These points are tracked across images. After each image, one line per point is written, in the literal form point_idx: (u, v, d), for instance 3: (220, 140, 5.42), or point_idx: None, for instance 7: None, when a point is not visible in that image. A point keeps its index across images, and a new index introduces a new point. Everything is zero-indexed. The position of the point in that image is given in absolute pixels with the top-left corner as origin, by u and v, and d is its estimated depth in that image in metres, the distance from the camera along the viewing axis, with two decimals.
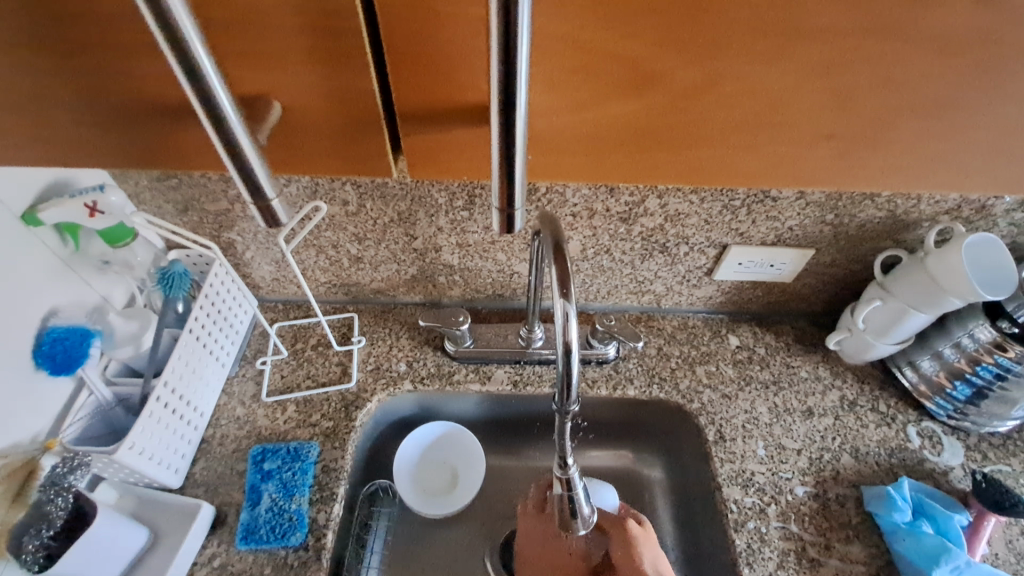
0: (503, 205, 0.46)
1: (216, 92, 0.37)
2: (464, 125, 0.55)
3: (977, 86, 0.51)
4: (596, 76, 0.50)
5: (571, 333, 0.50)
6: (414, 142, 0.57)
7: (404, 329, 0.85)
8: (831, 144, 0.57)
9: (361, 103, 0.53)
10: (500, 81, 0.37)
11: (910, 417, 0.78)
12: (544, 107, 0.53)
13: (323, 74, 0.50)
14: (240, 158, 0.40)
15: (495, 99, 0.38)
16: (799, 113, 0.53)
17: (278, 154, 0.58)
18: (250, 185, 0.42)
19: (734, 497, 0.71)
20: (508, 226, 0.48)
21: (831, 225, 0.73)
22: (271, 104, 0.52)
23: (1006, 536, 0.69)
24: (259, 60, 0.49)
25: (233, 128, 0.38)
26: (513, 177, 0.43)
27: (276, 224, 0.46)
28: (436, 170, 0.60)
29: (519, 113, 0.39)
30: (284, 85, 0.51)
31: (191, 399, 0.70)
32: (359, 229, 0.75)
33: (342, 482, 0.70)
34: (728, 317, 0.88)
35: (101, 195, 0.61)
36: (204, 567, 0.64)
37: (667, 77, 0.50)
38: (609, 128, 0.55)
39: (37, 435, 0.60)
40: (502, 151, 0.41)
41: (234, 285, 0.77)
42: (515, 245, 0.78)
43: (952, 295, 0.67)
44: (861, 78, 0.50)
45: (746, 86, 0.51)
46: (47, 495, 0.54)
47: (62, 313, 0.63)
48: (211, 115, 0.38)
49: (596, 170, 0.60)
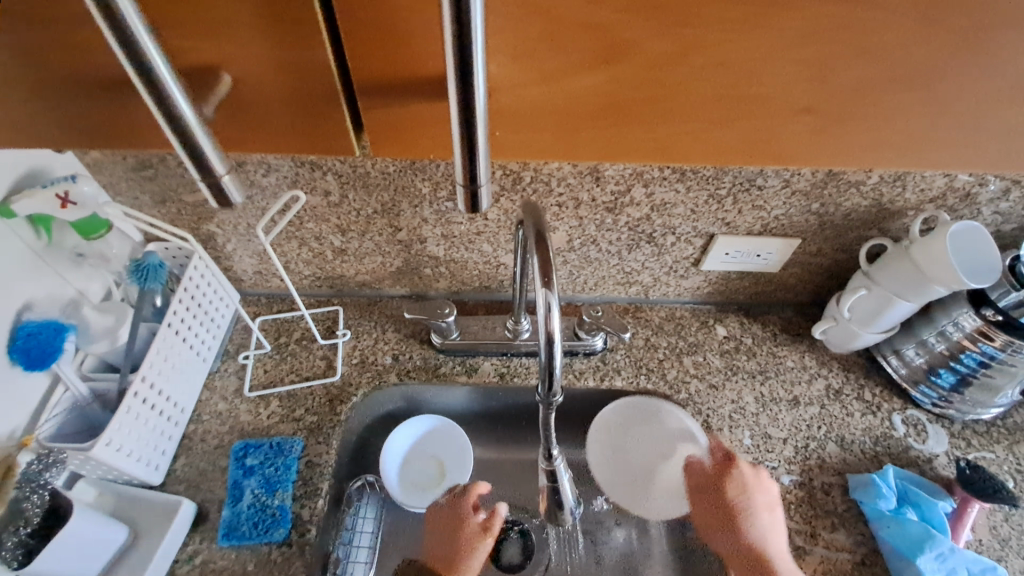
0: (467, 180, 0.44)
1: (149, 55, 0.35)
2: (427, 98, 0.54)
3: (961, 59, 0.50)
4: (574, 48, 0.50)
5: (553, 324, 0.49)
6: (388, 120, 0.56)
7: (389, 322, 0.84)
8: (810, 120, 0.57)
9: (316, 74, 0.51)
10: (452, 47, 0.36)
11: (895, 405, 0.79)
12: (526, 84, 0.53)
13: (272, 43, 0.49)
14: (183, 129, 0.38)
15: (450, 65, 0.37)
16: (782, 86, 0.53)
17: (231, 129, 0.57)
18: (196, 159, 0.40)
19: (720, 486, 0.71)
20: (473, 206, 0.46)
21: (817, 214, 0.73)
22: (224, 73, 0.50)
23: (989, 522, 0.69)
24: (206, 30, 0.48)
25: (172, 96, 0.37)
26: (472, 149, 0.42)
27: (229, 203, 0.44)
28: (400, 149, 0.59)
29: (476, 81, 0.38)
30: (244, 61, 0.50)
31: (170, 394, 0.69)
32: (342, 220, 0.74)
33: (326, 477, 0.70)
34: (715, 308, 0.88)
35: (72, 184, 0.60)
36: (186, 564, 0.63)
37: (644, 47, 0.50)
38: (582, 102, 0.55)
39: (14, 431, 0.59)
40: (461, 125, 0.40)
41: (214, 278, 0.76)
42: (501, 237, 0.77)
43: (936, 283, 0.67)
44: (845, 50, 0.50)
45: (730, 59, 0.51)
46: (24, 492, 0.53)
47: (36, 308, 0.62)
48: (148, 85, 0.36)
49: (574, 148, 0.60)
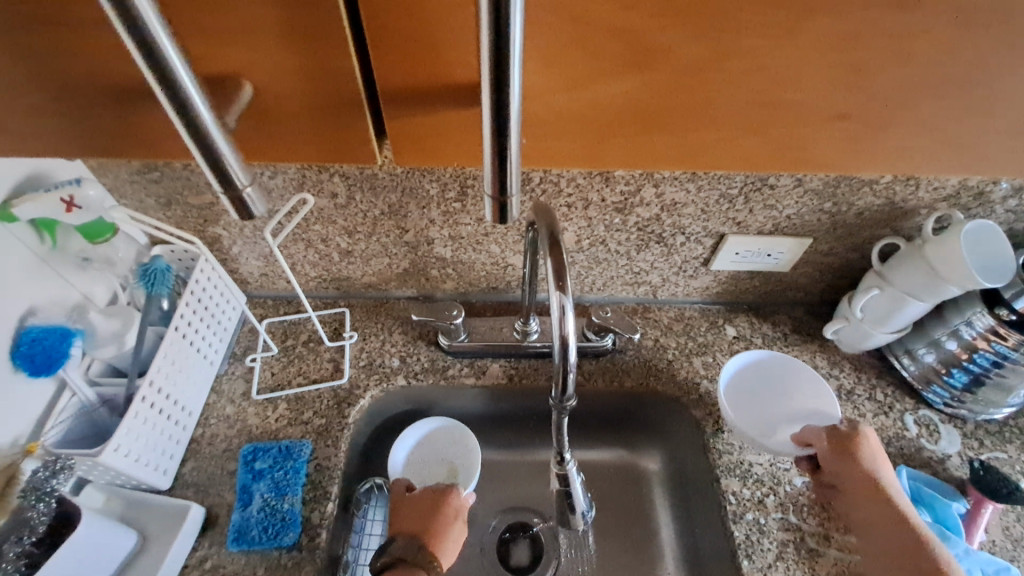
0: (495, 192, 0.44)
1: (176, 71, 0.34)
2: (453, 106, 0.53)
3: (988, 60, 0.49)
4: (608, 55, 0.49)
5: (567, 327, 0.49)
6: (397, 124, 0.55)
7: (396, 324, 0.84)
8: (850, 125, 0.56)
9: (341, 79, 0.51)
10: (489, 55, 0.35)
11: (907, 405, 0.78)
12: (536, 87, 0.52)
13: (297, 49, 0.48)
14: (207, 142, 0.38)
15: (484, 73, 0.36)
16: (803, 88, 0.52)
17: (256, 142, 0.56)
18: (219, 173, 0.40)
19: (732, 488, 0.70)
20: (502, 216, 0.46)
21: (829, 213, 0.72)
22: (244, 82, 0.50)
23: (1003, 523, 0.69)
24: (225, 37, 0.47)
25: (198, 110, 0.36)
26: (504, 161, 0.41)
27: (251, 215, 0.43)
28: (428, 156, 0.58)
29: (513, 95, 0.37)
30: (267, 68, 0.49)
31: (178, 398, 0.69)
32: (349, 222, 0.74)
33: (335, 481, 0.69)
34: (724, 308, 0.87)
35: (77, 188, 0.59)
36: (195, 570, 0.63)
37: (677, 54, 0.49)
38: (616, 109, 0.54)
39: (18, 439, 0.58)
40: (493, 136, 0.40)
41: (220, 281, 0.75)
42: (509, 237, 0.76)
43: (951, 283, 0.67)
44: (869, 51, 0.49)
45: (751, 61, 0.50)
46: (29, 500, 0.52)
47: (41, 312, 0.61)
48: (172, 99, 0.35)
49: (602, 158, 0.59)
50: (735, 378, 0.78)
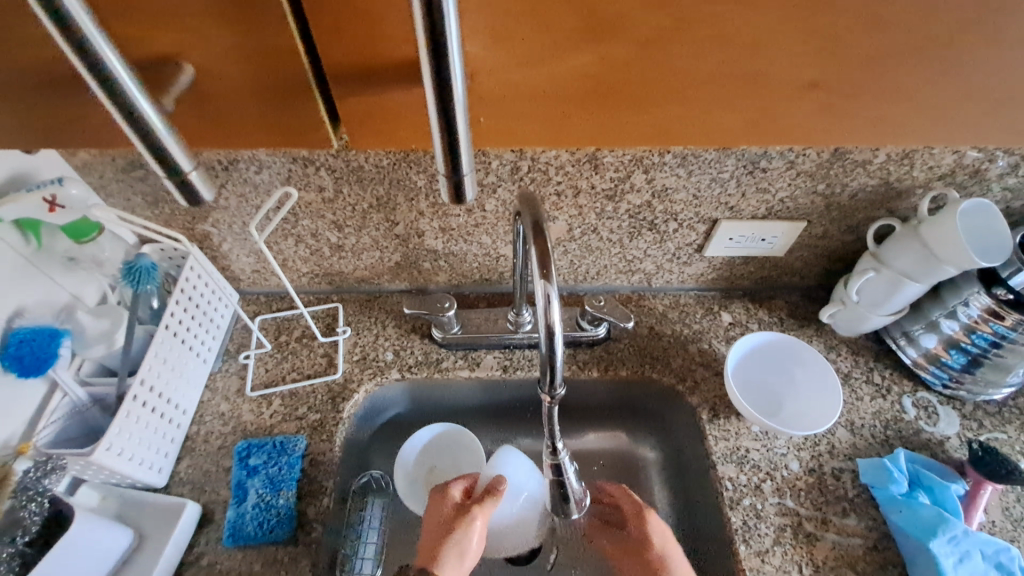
0: (449, 171, 0.43)
1: (103, 54, 0.34)
2: (400, 85, 0.53)
3: (973, 24, 0.49)
4: (557, 25, 0.48)
5: (553, 316, 0.48)
6: (363, 107, 0.55)
7: (389, 318, 0.84)
8: (832, 97, 0.55)
9: (289, 62, 0.50)
10: (425, 33, 0.35)
11: (905, 388, 0.77)
12: (519, 66, 0.51)
13: (234, 29, 0.47)
14: (145, 130, 0.38)
15: (422, 46, 0.35)
16: (789, 61, 0.51)
17: (201, 127, 0.56)
18: (162, 160, 0.40)
19: (728, 475, 0.70)
20: (457, 196, 0.45)
21: (823, 195, 0.71)
22: (185, 64, 0.49)
23: (1002, 504, 0.68)
24: (162, 18, 0.46)
25: (131, 96, 0.36)
26: (452, 140, 0.40)
27: (199, 202, 0.43)
28: (378, 139, 0.59)
29: (452, 63, 0.36)
30: (208, 50, 0.49)
31: (171, 397, 0.68)
32: (338, 216, 0.73)
33: (331, 476, 0.69)
34: (720, 294, 0.86)
35: (59, 187, 0.59)
36: (193, 566, 0.63)
37: (647, 23, 0.48)
38: (572, 84, 0.53)
39: (9, 439, 0.58)
40: (439, 116, 0.39)
41: (210, 279, 0.75)
42: (500, 228, 0.75)
43: (946, 262, 0.66)
44: (853, 19, 0.48)
45: (735, 33, 0.49)
46: (20, 501, 0.52)
47: (28, 313, 0.61)
48: (104, 84, 0.35)
49: (557, 136, 0.58)
50: (751, 352, 0.78)
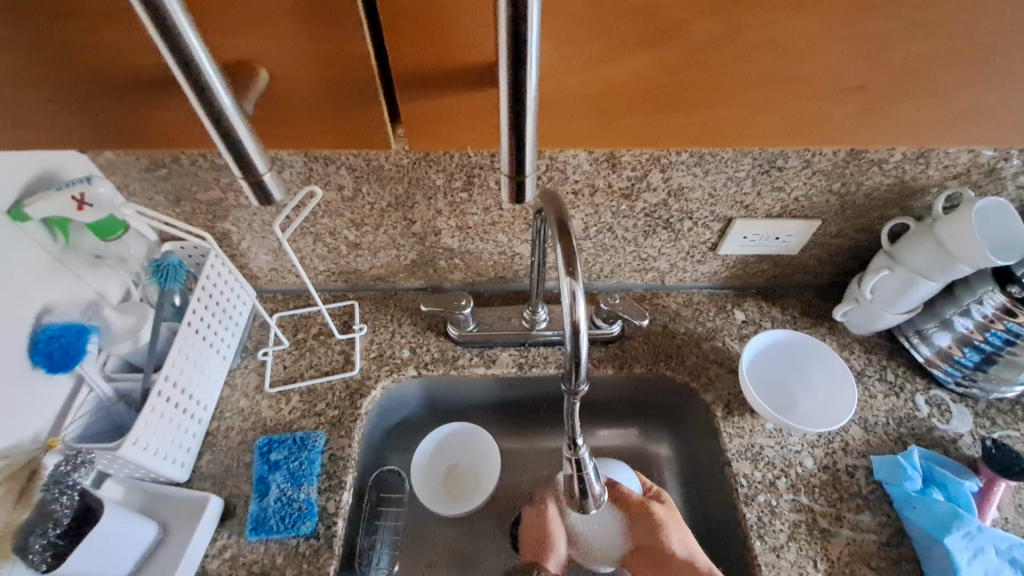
0: (512, 172, 0.44)
1: (195, 53, 0.35)
2: (464, 90, 0.53)
3: (1000, 27, 0.49)
4: (600, 29, 0.49)
5: (578, 313, 0.49)
6: (418, 112, 0.55)
7: (405, 315, 0.84)
8: (853, 98, 0.55)
9: (359, 68, 0.51)
10: (507, 38, 0.35)
11: (918, 385, 0.78)
12: (544, 69, 0.52)
13: (307, 35, 0.48)
14: (227, 128, 0.38)
15: (502, 51, 0.36)
16: (816, 64, 0.52)
17: (267, 130, 0.57)
18: (239, 159, 0.40)
19: (743, 471, 0.70)
20: (518, 197, 0.45)
21: (838, 194, 0.72)
22: (263, 70, 0.50)
23: (1016, 500, 0.69)
24: (243, 24, 0.47)
25: (217, 94, 0.37)
26: (520, 142, 0.41)
27: (270, 201, 0.44)
28: (434, 142, 0.59)
29: (530, 66, 0.37)
30: (283, 56, 0.50)
31: (193, 393, 0.69)
32: (357, 215, 0.74)
33: (350, 471, 0.70)
34: (732, 292, 0.87)
35: (88, 186, 0.59)
36: (216, 559, 0.64)
37: (674, 26, 0.48)
38: (626, 88, 0.54)
39: (38, 434, 0.59)
40: (510, 117, 0.40)
41: (230, 277, 0.76)
42: (516, 226, 0.76)
43: (961, 261, 0.66)
44: (882, 23, 0.49)
45: (770, 37, 0.49)
46: (53, 493, 0.53)
47: (56, 309, 0.61)
48: (194, 84, 0.36)
49: (610, 137, 0.59)
50: (765, 349, 0.79)
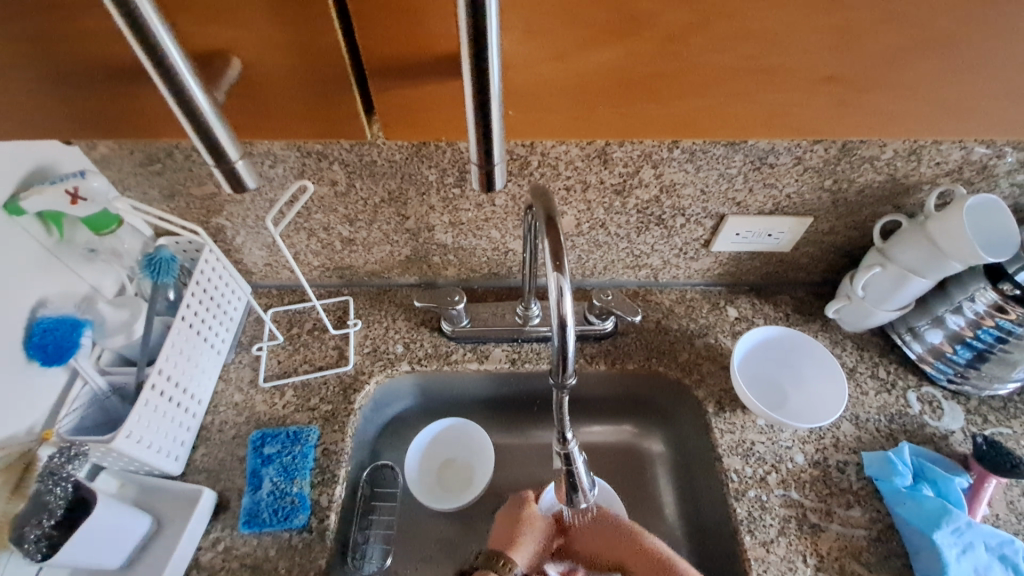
0: (481, 160, 0.44)
1: (160, 37, 0.35)
2: (438, 78, 0.54)
3: (986, 19, 0.49)
4: (589, 22, 0.49)
5: (565, 308, 0.49)
6: (399, 101, 0.56)
7: (399, 311, 0.85)
8: (841, 90, 0.55)
9: (331, 57, 0.52)
10: (467, 29, 0.35)
11: (910, 382, 0.78)
12: (532, 62, 0.52)
13: (280, 23, 0.49)
14: (197, 114, 0.38)
15: (464, 41, 0.36)
16: (804, 56, 0.52)
17: (243, 118, 0.57)
18: (212, 147, 0.41)
19: (734, 467, 0.71)
20: (489, 185, 0.46)
21: (829, 191, 0.72)
22: (233, 58, 0.50)
23: (1007, 497, 0.69)
24: (212, 11, 0.47)
25: (183, 80, 0.37)
26: (487, 129, 0.41)
27: (243, 189, 0.44)
28: (410, 129, 0.59)
29: (491, 52, 0.37)
30: (255, 43, 0.50)
31: (187, 387, 0.70)
32: (350, 210, 0.74)
33: (343, 465, 0.70)
34: (726, 289, 0.87)
35: (82, 180, 0.60)
36: (209, 551, 0.64)
37: (660, 18, 0.49)
38: (598, 78, 0.54)
39: (34, 426, 0.60)
40: (475, 105, 0.40)
41: (224, 271, 0.76)
42: (509, 222, 0.76)
43: (952, 257, 0.66)
44: (870, 15, 0.49)
45: (756, 30, 0.50)
46: (47, 484, 0.54)
47: (50, 304, 0.62)
48: (163, 74, 0.36)
49: (585, 127, 0.59)
50: (757, 347, 0.79)
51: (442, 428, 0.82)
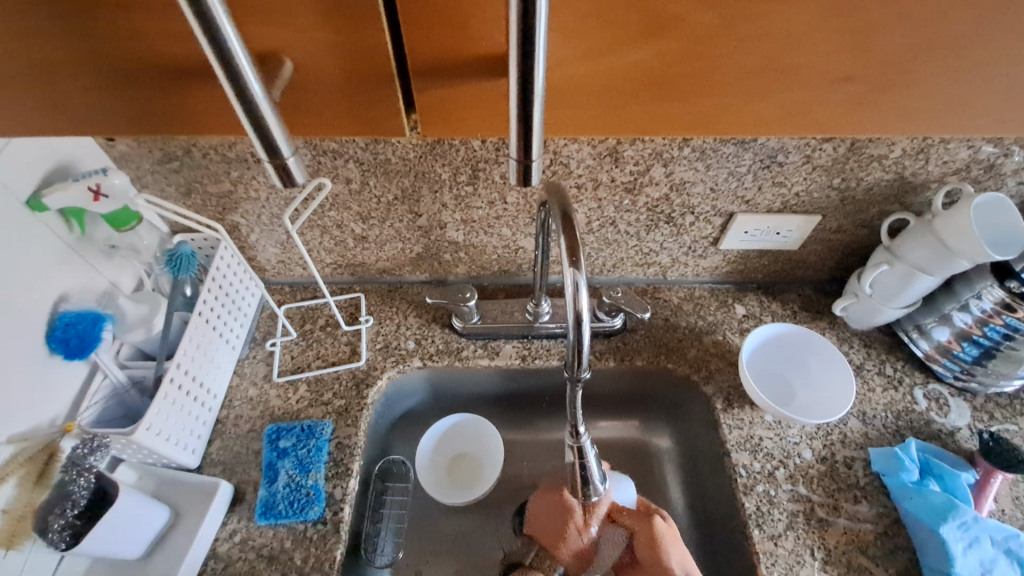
0: (520, 156, 0.45)
1: (229, 39, 0.36)
2: (465, 76, 0.55)
3: (1000, 20, 0.50)
4: (625, 24, 0.50)
5: (582, 303, 0.50)
6: (430, 100, 0.57)
7: (411, 308, 0.86)
8: (853, 88, 0.56)
9: (377, 57, 0.53)
10: (518, 32, 0.36)
11: (916, 379, 0.79)
12: (566, 61, 0.53)
13: (331, 25, 0.50)
14: (256, 112, 0.40)
15: (513, 41, 0.37)
16: (816, 55, 0.53)
17: (289, 116, 0.58)
18: (266, 144, 0.42)
19: (742, 462, 0.71)
20: (525, 179, 0.47)
21: (838, 189, 0.73)
22: (286, 59, 0.52)
23: (1012, 493, 0.70)
24: (271, 14, 0.48)
25: (246, 77, 0.38)
26: (529, 126, 0.42)
27: (292, 183, 0.45)
28: (448, 129, 0.60)
29: (537, 51, 0.37)
30: (307, 44, 0.51)
31: (203, 381, 0.71)
32: (363, 208, 0.75)
33: (356, 459, 0.71)
34: (733, 287, 0.88)
35: (104, 177, 0.61)
36: (226, 542, 0.65)
37: (682, 20, 0.50)
38: (620, 76, 0.55)
39: (56, 418, 0.61)
40: (519, 104, 0.41)
41: (239, 268, 0.78)
42: (520, 220, 0.77)
43: (961, 256, 0.67)
44: (883, 16, 0.50)
45: (770, 28, 0.51)
46: (70, 475, 0.55)
47: (72, 298, 0.63)
48: (228, 73, 0.37)
49: (610, 123, 0.60)
50: (766, 342, 0.80)
51: (454, 423, 0.82)
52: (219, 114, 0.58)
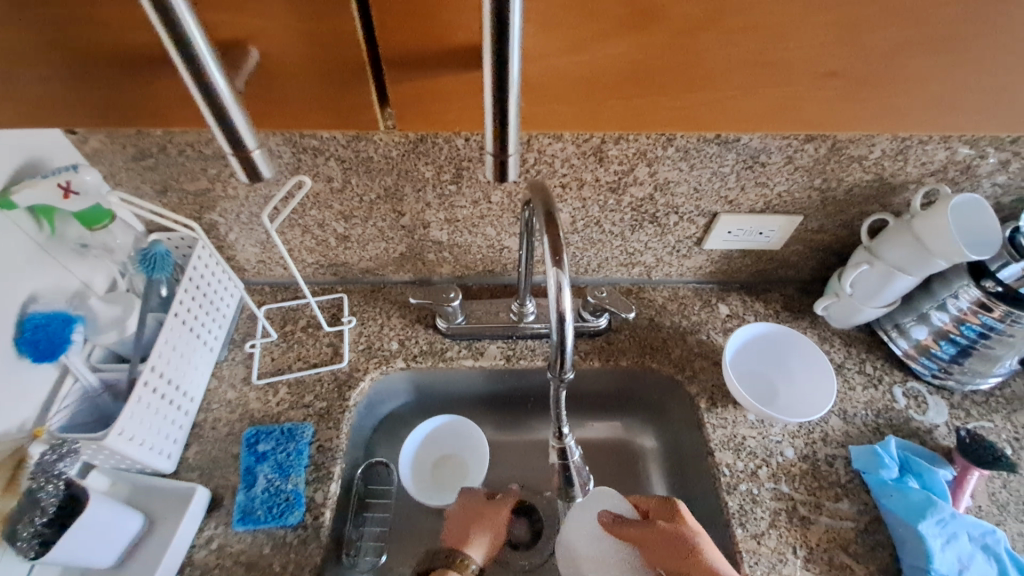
0: (497, 150, 0.44)
1: (188, 28, 0.35)
2: (447, 70, 0.54)
3: (976, 19, 0.51)
4: (604, 15, 0.50)
5: (565, 303, 0.50)
6: (405, 95, 0.56)
7: (394, 308, 0.85)
8: (834, 85, 0.57)
9: (345, 46, 0.52)
10: (492, 24, 0.36)
11: (896, 378, 0.80)
12: (545, 53, 0.53)
13: (299, 13, 0.49)
14: (218, 103, 0.39)
15: (486, 32, 0.37)
16: (797, 53, 0.53)
17: (261, 108, 0.57)
18: (230, 135, 0.41)
19: (726, 461, 0.72)
20: (502, 175, 0.46)
21: (819, 189, 0.73)
22: (251, 48, 0.51)
23: (989, 489, 0.71)
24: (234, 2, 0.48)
25: (206, 67, 0.37)
26: (504, 119, 0.42)
27: (259, 177, 0.44)
28: (425, 123, 0.59)
29: (513, 41, 0.37)
30: (276, 32, 0.50)
31: (179, 383, 0.69)
32: (345, 207, 0.74)
33: (338, 462, 0.70)
34: (717, 287, 0.88)
35: (74, 174, 0.59)
36: (203, 548, 0.64)
37: (664, 11, 0.50)
38: (602, 72, 0.54)
39: (25, 422, 0.59)
40: (494, 96, 0.40)
41: (217, 268, 0.76)
42: (505, 220, 0.77)
43: (936, 255, 0.68)
44: (863, 12, 0.50)
45: (753, 24, 0.51)
46: (39, 482, 0.53)
47: (41, 299, 0.61)
48: (188, 63, 0.36)
49: (591, 121, 0.59)
50: (749, 342, 0.81)
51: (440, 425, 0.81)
52: (194, 108, 0.57)
